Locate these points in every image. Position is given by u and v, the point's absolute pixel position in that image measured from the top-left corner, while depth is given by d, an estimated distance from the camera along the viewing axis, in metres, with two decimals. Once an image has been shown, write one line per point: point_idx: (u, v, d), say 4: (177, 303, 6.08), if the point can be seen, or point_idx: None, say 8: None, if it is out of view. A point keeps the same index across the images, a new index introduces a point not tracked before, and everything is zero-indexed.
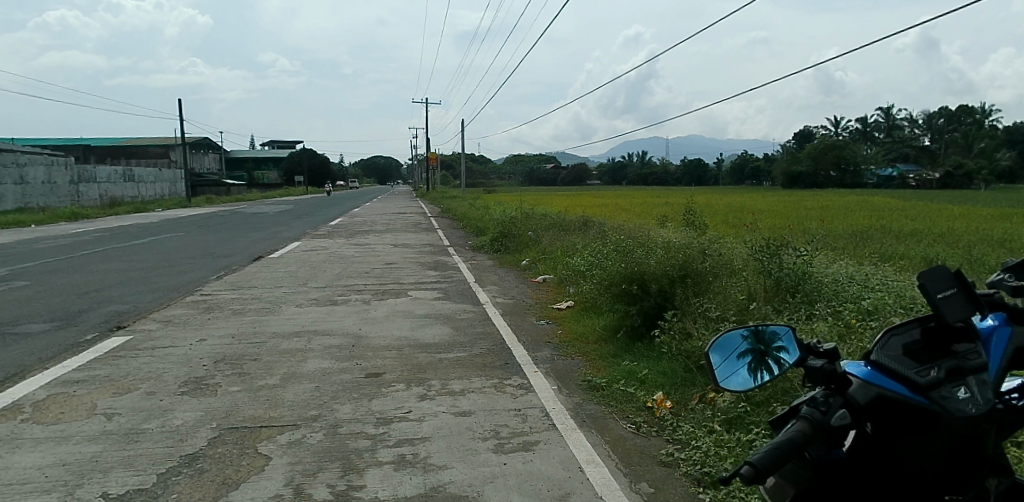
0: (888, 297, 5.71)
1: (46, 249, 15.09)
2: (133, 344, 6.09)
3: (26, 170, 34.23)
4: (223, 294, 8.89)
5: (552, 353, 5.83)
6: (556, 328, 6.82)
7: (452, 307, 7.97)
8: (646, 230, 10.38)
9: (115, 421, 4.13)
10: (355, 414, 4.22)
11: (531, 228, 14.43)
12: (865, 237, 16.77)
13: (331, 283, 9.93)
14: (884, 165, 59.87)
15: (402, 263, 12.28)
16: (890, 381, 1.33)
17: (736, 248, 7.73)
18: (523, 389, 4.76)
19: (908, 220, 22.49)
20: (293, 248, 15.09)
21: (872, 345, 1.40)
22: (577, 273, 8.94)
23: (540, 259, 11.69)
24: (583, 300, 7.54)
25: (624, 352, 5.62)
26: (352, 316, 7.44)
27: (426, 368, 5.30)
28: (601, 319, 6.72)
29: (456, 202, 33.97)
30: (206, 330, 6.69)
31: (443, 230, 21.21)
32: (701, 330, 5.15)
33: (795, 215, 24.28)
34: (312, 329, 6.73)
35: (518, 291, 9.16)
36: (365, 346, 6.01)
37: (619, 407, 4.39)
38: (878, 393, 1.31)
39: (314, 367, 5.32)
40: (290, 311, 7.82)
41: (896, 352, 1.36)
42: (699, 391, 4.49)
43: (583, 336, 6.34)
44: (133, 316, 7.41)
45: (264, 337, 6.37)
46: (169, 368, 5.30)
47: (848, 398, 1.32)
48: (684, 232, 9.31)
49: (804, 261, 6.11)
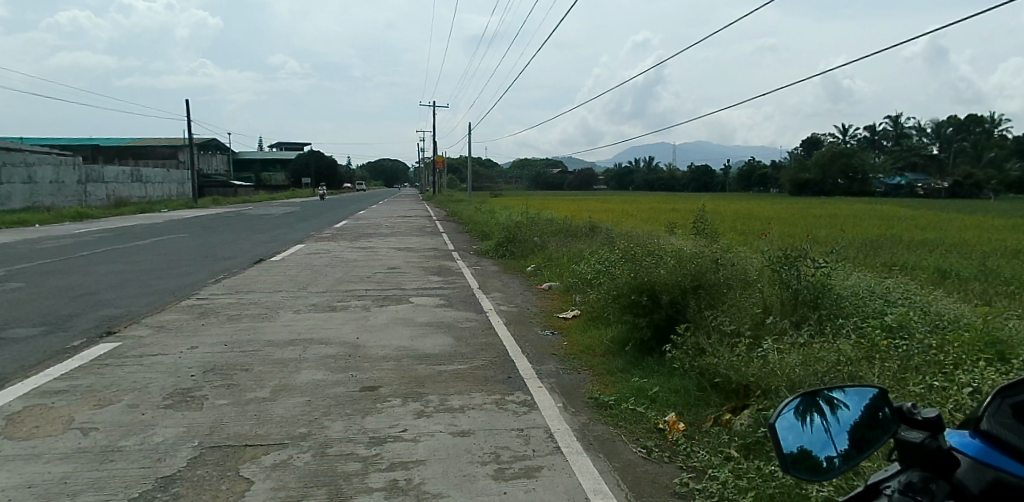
0: (913, 313, 5.39)
1: (47, 249, 14.96)
2: (122, 351, 5.86)
3: (35, 169, 34.33)
4: (220, 299, 8.66)
5: (558, 367, 5.55)
6: (561, 339, 6.53)
7: (455, 315, 7.71)
8: (655, 238, 10.09)
9: (91, 437, 3.89)
10: (346, 432, 3.97)
11: (537, 234, 14.18)
12: (877, 247, 16.43)
13: (331, 288, 9.70)
14: (894, 173, 59.38)
15: (405, 268, 12.04)
16: (1008, 463, 1.14)
17: (750, 258, 7.44)
18: (525, 406, 4.49)
19: (919, 229, 22.08)
20: (295, 251, 14.88)
21: (981, 412, 1.24)
22: (585, 281, 8.65)
23: (545, 265, 11.43)
24: (590, 310, 7.26)
25: (633, 367, 5.33)
26: (350, 323, 7.19)
27: (424, 381, 5.04)
28: (609, 330, 6.43)
29: (461, 206, 33.79)
30: (198, 337, 6.46)
31: (448, 234, 21.00)
32: (716, 346, 4.86)
33: (803, 223, 23.97)
34: (308, 337, 6.48)
35: (523, 299, 8.89)
36: (361, 356, 5.75)
37: (628, 428, 4.11)
38: (996, 478, 1.12)
39: (308, 379, 5.06)
40: (287, 317, 7.58)
41: (1006, 421, 1.21)
42: (714, 413, 4.23)
43: (590, 349, 6.05)
44: (125, 321, 7.18)
45: (257, 345, 6.13)
46: (155, 378, 5.07)
47: (956, 485, 1.13)
48: (694, 240, 9.00)
49: (823, 274, 5.79)
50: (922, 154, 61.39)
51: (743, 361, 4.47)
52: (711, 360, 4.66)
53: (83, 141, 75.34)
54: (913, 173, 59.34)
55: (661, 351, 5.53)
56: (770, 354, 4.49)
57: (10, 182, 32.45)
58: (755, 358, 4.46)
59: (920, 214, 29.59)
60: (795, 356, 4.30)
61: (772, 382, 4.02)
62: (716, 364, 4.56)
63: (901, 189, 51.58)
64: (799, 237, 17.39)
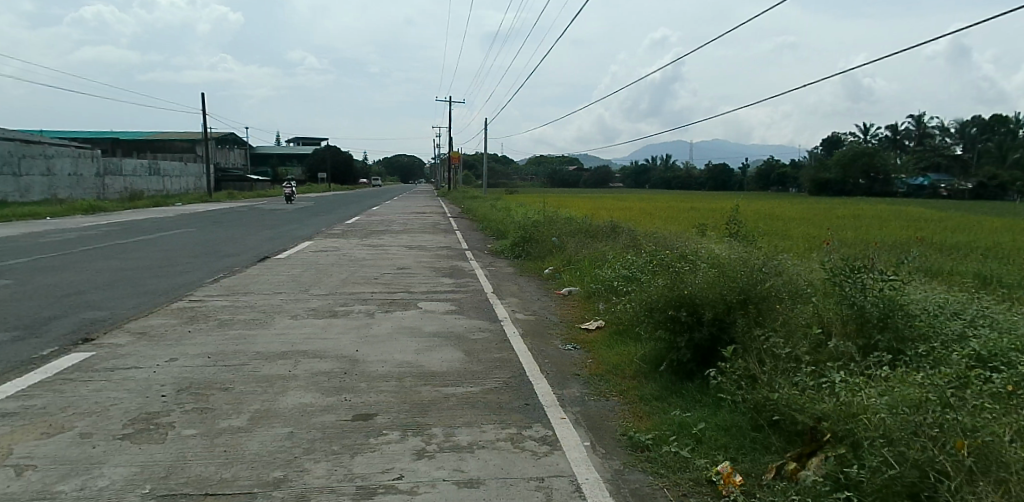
0: (1002, 337, 4.56)
1: (48, 243, 14.50)
2: (92, 363, 5.23)
3: (53, 162, 34.29)
4: (214, 301, 8.03)
5: (582, 391, 4.81)
6: (585, 356, 5.80)
7: (466, 324, 6.99)
8: (685, 241, 9.30)
9: (23, 479, 3.23)
10: (329, 478, 3.27)
11: (555, 234, 13.44)
12: (911, 249, 15.47)
13: (335, 290, 9.05)
14: (917, 173, 57.82)
15: (416, 268, 11.38)
16: None
17: (797, 266, 6.63)
18: (546, 446, 3.77)
19: (949, 232, 20.98)
20: (302, 248, 14.27)
21: None
22: (609, 287, 7.90)
23: (563, 268, 10.70)
24: (616, 321, 6.53)
25: (669, 395, 4.60)
26: (350, 333, 6.50)
27: (427, 408, 4.34)
28: (639, 347, 5.68)
29: (475, 203, 33.08)
30: (181, 347, 5.82)
31: (462, 232, 20.30)
32: (771, 378, 4.11)
33: (828, 225, 22.93)
34: (302, 349, 5.81)
35: (541, 306, 8.15)
36: (358, 375, 5.05)
37: (672, 480, 3.38)
38: None
39: (293, 404, 4.37)
40: (282, 324, 6.92)
41: None
42: (775, 461, 3.50)
43: (618, 369, 5.32)
44: (106, 326, 6.57)
45: (243, 358, 5.47)
46: (121, 399, 4.41)
47: None
48: (731, 244, 8.20)
49: (894, 290, 4.97)
50: (946, 155, 59.76)
51: (810, 397, 3.71)
52: (768, 394, 3.91)
53: (104, 133, 75.96)
54: (937, 174, 57.66)
55: (702, 376, 4.78)
56: (841, 392, 3.73)
57: (29, 175, 32.45)
58: (826, 395, 3.69)
59: (947, 216, 28.58)
60: (877, 396, 3.53)
61: (851, 428, 3.26)
62: (775, 399, 3.81)
63: (924, 189, 50.00)
64: (826, 239, 16.58)
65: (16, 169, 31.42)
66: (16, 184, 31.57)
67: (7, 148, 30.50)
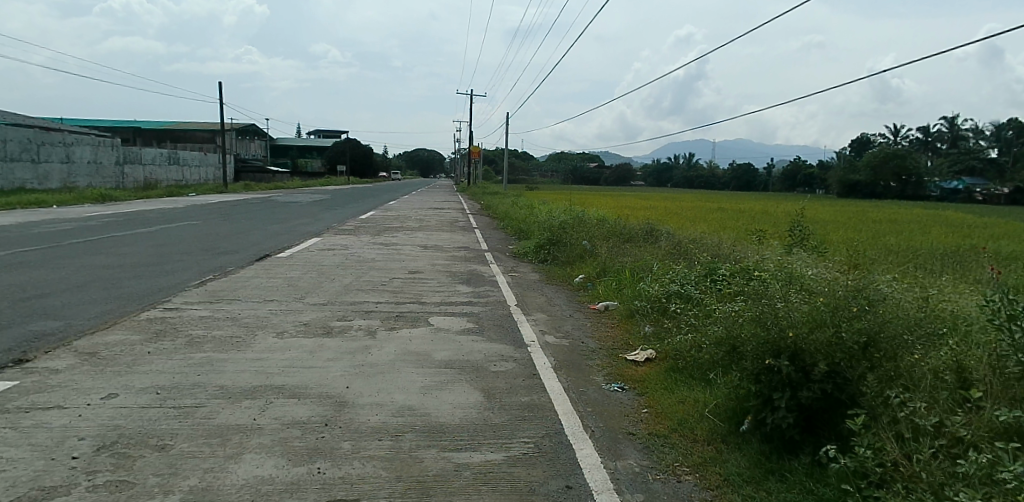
0: None
1: (41, 234, 13.54)
2: (4, 401, 4.05)
3: (73, 149, 33.75)
4: (192, 311, 6.88)
5: (643, 464, 3.53)
6: (638, 402, 4.55)
7: (486, 350, 5.73)
8: (744, 252, 7.98)
9: None
10: None
11: (584, 236, 12.16)
12: (972, 257, 13.92)
13: (335, 299, 7.86)
14: (950, 176, 55.52)
15: (429, 273, 10.15)
16: None
17: (902, 293, 5.23)
18: None
19: (1002, 239, 19.27)
20: (307, 246, 13.17)
21: None
22: (661, 308, 6.62)
23: (597, 277, 9.42)
24: (674, 354, 5.25)
25: (765, 479, 3.32)
26: (344, 359, 5.30)
27: (430, 491, 3.09)
28: (712, 396, 4.37)
29: (496, 200, 31.95)
30: (130, 376, 4.66)
31: (481, 231, 19.15)
32: (929, 475, 2.79)
33: (870, 229, 21.32)
34: (277, 384, 4.59)
35: (575, 326, 6.86)
36: (343, 428, 3.83)
37: None
38: None
39: (245, 479, 3.14)
40: (264, 345, 5.71)
41: None
42: None
43: (686, 427, 4.04)
44: (51, 343, 5.44)
45: (201, 397, 4.26)
46: (14, 463, 3.21)
47: None
48: (806, 258, 6.88)
49: None
50: (981, 159, 57.37)
51: None
52: None
53: (128, 123, 76.35)
54: (971, 178, 55.20)
55: (809, 451, 3.47)
56: None
57: (48, 161, 32.02)
58: None
59: (986, 220, 26.98)
60: None
61: None
62: None
63: None
64: (868, 246, 15.20)
65: (36, 156, 31.05)
66: (35, 171, 31.13)
67: (25, 135, 30.03)
